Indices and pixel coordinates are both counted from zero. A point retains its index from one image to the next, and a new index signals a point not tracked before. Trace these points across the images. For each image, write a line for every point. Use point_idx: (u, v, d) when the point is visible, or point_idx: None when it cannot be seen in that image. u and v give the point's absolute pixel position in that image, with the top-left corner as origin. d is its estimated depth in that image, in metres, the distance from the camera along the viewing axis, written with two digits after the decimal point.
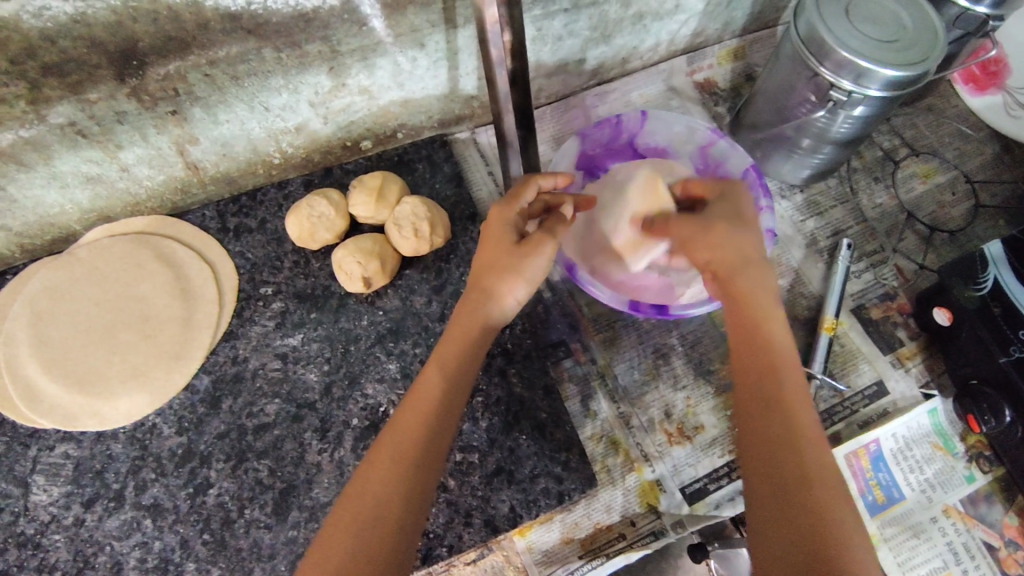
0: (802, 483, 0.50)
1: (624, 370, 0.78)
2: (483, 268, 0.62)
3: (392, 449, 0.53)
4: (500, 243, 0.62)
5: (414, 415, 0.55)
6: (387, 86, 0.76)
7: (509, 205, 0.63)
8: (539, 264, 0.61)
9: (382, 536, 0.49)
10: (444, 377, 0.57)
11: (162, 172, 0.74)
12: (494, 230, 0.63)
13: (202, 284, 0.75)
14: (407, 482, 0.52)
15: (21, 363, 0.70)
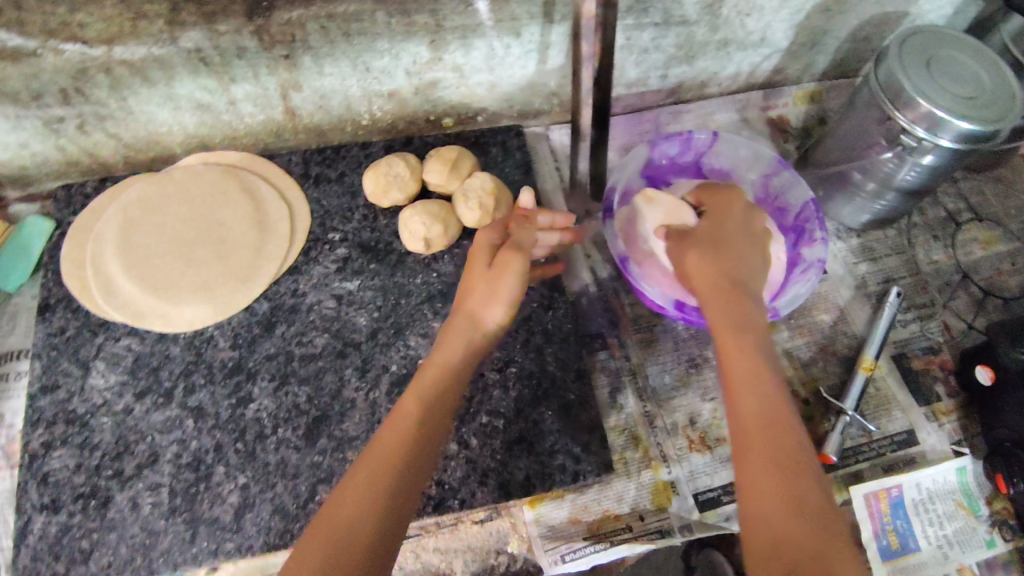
0: (791, 493, 0.51)
1: (657, 372, 0.80)
2: (465, 295, 0.67)
3: (380, 454, 0.56)
4: (477, 268, 0.67)
5: (395, 429, 0.58)
6: (479, 68, 0.81)
7: (489, 232, 0.69)
8: (509, 284, 0.65)
9: (367, 533, 0.52)
10: (422, 395, 0.60)
11: (263, 112, 0.80)
12: (475, 256, 0.68)
13: (278, 220, 0.81)
14: (391, 485, 0.54)
15: (106, 260, 0.77)
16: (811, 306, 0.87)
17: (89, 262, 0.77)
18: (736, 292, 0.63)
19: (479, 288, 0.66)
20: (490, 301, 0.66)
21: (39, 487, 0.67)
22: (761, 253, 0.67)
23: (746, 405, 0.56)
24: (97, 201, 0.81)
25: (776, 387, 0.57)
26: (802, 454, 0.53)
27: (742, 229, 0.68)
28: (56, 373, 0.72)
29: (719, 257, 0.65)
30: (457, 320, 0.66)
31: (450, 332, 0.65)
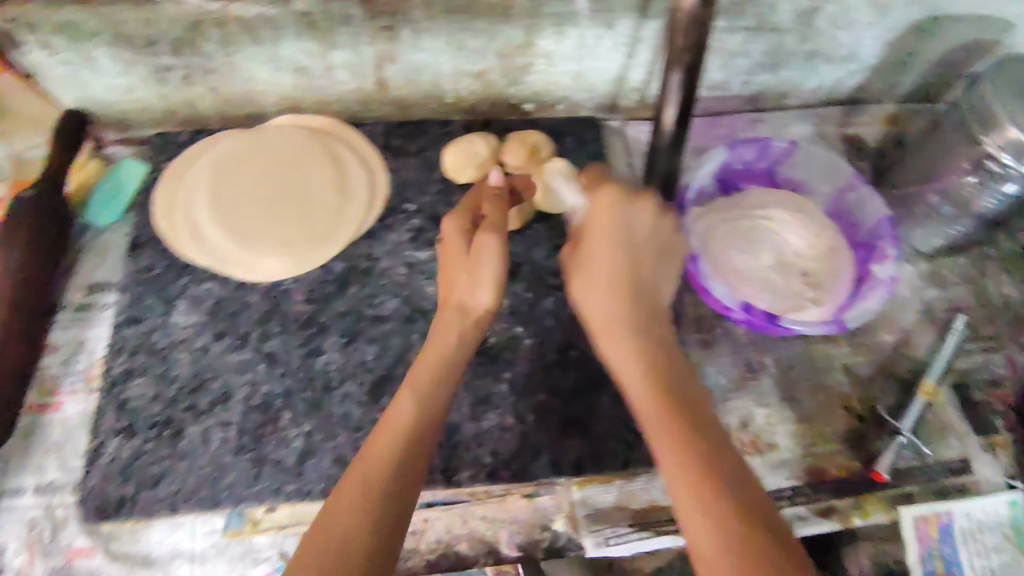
0: (727, 520, 0.48)
1: (713, 372, 0.81)
2: (452, 289, 0.70)
3: (372, 456, 0.55)
4: (457, 257, 0.71)
5: (388, 433, 0.57)
6: (569, 57, 0.82)
7: (455, 221, 0.73)
8: (485, 266, 0.68)
9: (356, 528, 0.50)
10: (416, 396, 0.60)
11: (355, 81, 0.82)
12: (449, 248, 0.72)
13: (358, 185, 0.83)
14: (386, 491, 0.53)
15: (195, 207, 0.80)
16: (874, 325, 0.86)
17: (179, 207, 0.80)
18: (618, 323, 0.62)
19: (460, 275, 0.70)
20: (473, 288, 0.68)
21: (117, 411, 0.70)
22: (655, 261, 0.66)
23: (668, 456, 0.52)
24: (190, 151, 0.84)
25: (693, 410, 0.55)
26: (728, 472, 0.51)
27: (632, 249, 0.64)
28: (141, 307, 0.75)
29: (618, 288, 0.63)
30: (444, 314, 0.69)
31: (442, 331, 0.67)
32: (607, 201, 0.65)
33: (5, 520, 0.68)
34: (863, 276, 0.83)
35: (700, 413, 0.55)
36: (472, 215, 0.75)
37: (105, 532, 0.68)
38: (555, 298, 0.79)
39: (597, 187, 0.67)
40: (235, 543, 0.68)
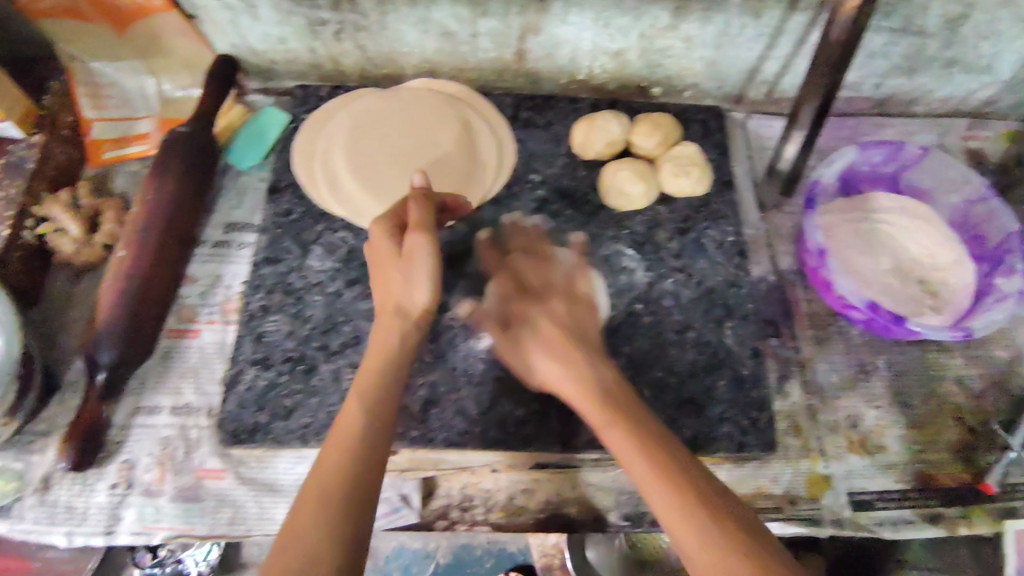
0: (691, 500, 0.51)
1: (825, 369, 0.81)
2: (387, 294, 0.66)
3: (324, 470, 0.54)
4: (388, 261, 0.66)
5: (342, 432, 0.56)
6: (709, 43, 0.82)
7: (380, 227, 0.67)
8: (418, 267, 0.63)
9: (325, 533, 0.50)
10: (364, 400, 0.59)
11: (496, 50, 0.84)
12: (379, 254, 0.67)
13: (488, 152, 0.84)
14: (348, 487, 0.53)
15: (333, 158, 0.82)
16: (990, 339, 0.85)
17: (316, 156, 0.83)
18: (580, 355, 0.62)
19: (393, 279, 0.65)
20: (409, 288, 0.64)
21: (254, 343, 0.73)
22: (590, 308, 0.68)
23: (624, 449, 0.56)
24: (327, 105, 0.86)
25: (639, 415, 0.58)
26: (683, 461, 0.55)
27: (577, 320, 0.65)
28: (278, 248, 0.78)
29: (548, 346, 0.63)
30: (384, 320, 0.64)
31: (381, 336, 0.64)
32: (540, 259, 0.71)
33: (143, 435, 0.72)
34: (987, 289, 0.81)
35: (640, 416, 0.58)
36: (393, 212, 0.69)
37: (234, 457, 0.71)
38: (675, 279, 0.80)
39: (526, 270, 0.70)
40: None
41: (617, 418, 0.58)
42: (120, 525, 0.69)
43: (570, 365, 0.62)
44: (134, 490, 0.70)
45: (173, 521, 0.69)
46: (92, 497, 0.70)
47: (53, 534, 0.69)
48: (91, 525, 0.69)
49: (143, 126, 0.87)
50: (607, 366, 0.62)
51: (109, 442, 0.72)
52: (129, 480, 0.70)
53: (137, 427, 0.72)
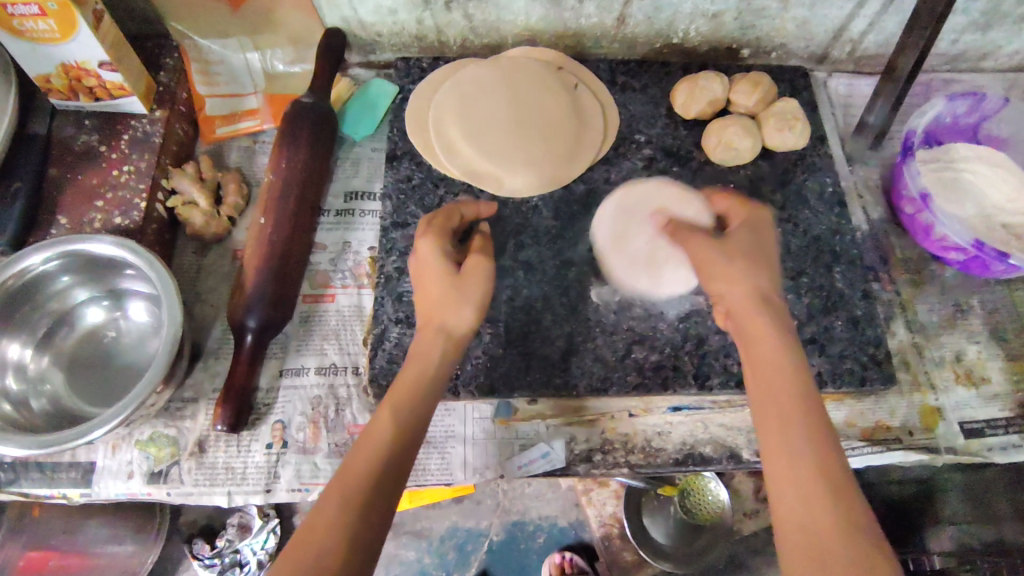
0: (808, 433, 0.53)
1: (926, 310, 0.85)
2: (430, 309, 0.66)
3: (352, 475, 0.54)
4: (435, 278, 0.67)
5: (371, 440, 0.56)
6: (804, 2, 0.86)
7: (432, 240, 0.69)
8: (474, 289, 0.66)
9: (339, 538, 0.50)
10: (397, 412, 0.58)
11: (599, 16, 0.87)
12: (428, 268, 0.68)
13: (593, 115, 0.88)
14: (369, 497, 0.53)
15: (448, 124, 0.85)
16: None
17: (430, 124, 0.86)
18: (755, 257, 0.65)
19: (436, 295, 0.66)
20: (451, 305, 0.65)
21: (395, 302, 0.76)
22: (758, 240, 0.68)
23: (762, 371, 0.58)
24: (434, 75, 0.89)
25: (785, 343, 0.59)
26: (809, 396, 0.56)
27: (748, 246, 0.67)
28: (405, 213, 0.81)
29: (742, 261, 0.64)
30: (425, 334, 0.64)
31: (420, 350, 0.63)
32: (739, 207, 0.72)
33: (293, 395, 0.74)
34: None
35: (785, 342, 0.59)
36: (437, 227, 0.70)
37: None
38: (784, 229, 0.84)
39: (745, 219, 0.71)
40: (503, 429, 0.76)
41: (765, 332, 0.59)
42: (278, 483, 0.71)
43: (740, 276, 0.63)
44: (289, 449, 0.72)
45: (331, 476, 0.72)
46: (248, 457, 0.72)
47: (214, 495, 0.71)
48: (251, 484, 0.71)
49: (251, 102, 0.88)
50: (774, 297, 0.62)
51: (260, 404, 0.74)
52: (284, 439, 0.73)
53: (284, 388, 0.75)
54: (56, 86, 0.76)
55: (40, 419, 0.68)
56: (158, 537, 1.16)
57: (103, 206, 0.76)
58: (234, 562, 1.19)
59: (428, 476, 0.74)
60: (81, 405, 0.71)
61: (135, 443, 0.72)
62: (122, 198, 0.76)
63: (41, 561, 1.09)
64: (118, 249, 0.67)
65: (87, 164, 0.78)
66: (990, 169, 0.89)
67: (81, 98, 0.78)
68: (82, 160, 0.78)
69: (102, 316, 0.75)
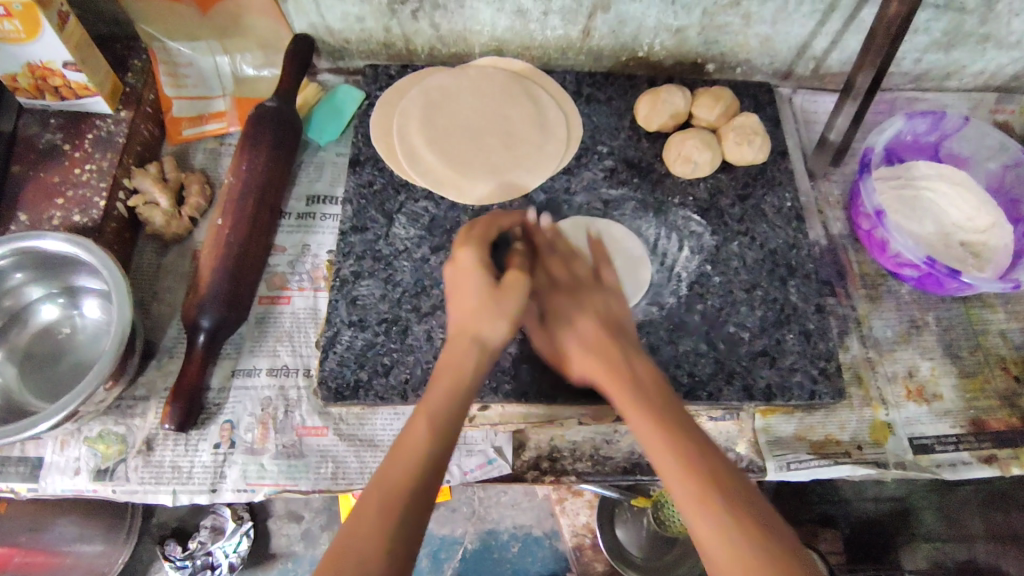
0: (689, 459, 0.57)
1: (881, 325, 0.86)
2: (463, 319, 0.66)
3: (389, 480, 0.54)
4: (469, 290, 0.67)
5: (407, 451, 0.56)
6: (766, 19, 0.87)
7: (473, 255, 0.69)
8: (513, 303, 0.66)
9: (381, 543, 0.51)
10: (431, 422, 0.58)
11: (564, 28, 0.89)
12: (463, 282, 0.68)
13: (556, 125, 0.89)
14: (405, 506, 0.53)
15: (412, 131, 0.86)
16: None
17: (394, 131, 0.87)
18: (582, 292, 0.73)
19: (471, 310, 0.66)
20: (489, 317, 0.65)
21: (349, 306, 0.76)
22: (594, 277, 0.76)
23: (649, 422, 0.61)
24: (401, 82, 0.90)
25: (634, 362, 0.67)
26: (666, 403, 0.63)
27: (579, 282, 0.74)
28: (364, 218, 0.82)
29: (590, 328, 0.69)
30: (458, 343, 0.65)
31: (452, 358, 0.63)
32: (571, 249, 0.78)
33: (243, 396, 0.75)
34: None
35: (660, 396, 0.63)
36: (479, 241, 0.71)
37: (334, 414, 0.75)
38: (740, 242, 0.84)
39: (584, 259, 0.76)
40: None
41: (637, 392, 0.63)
42: (224, 482, 0.72)
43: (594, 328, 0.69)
44: (237, 449, 0.73)
45: (276, 477, 0.72)
46: (195, 456, 0.72)
47: (159, 493, 0.71)
48: (197, 483, 0.71)
49: (218, 105, 0.89)
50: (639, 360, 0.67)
51: (209, 404, 0.74)
52: (232, 439, 0.73)
53: (236, 389, 0.75)
54: (22, 84, 0.77)
55: None
56: (128, 539, 1.16)
57: (62, 203, 0.76)
58: (205, 565, 1.18)
59: None
60: (31, 399, 0.72)
61: (84, 439, 0.72)
62: (81, 196, 0.77)
63: (6, 558, 1.08)
64: (71, 246, 0.68)
65: (49, 162, 0.78)
66: (947, 188, 0.90)
67: (47, 97, 0.79)
68: (45, 157, 0.79)
69: (58, 313, 0.76)
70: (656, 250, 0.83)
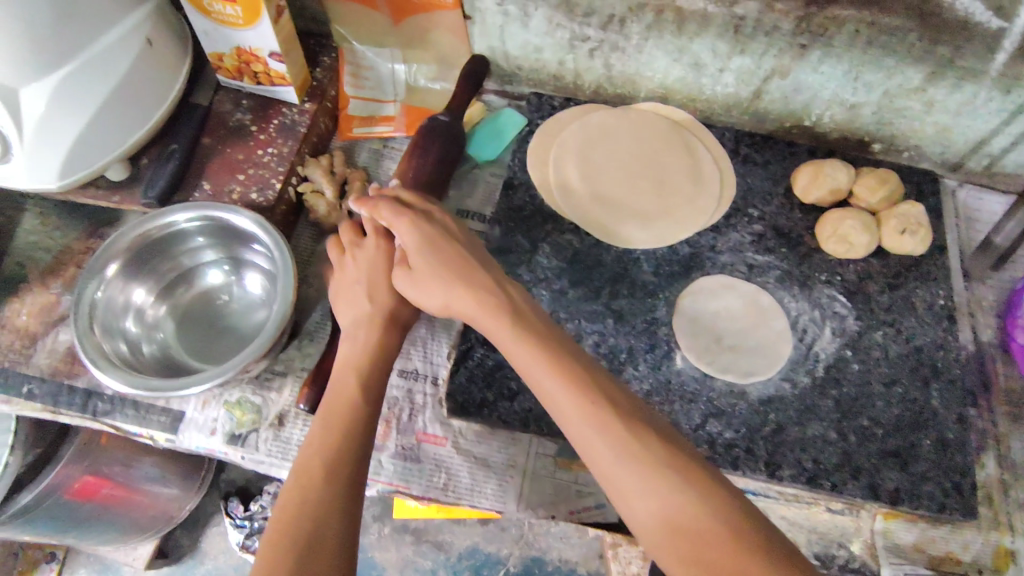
0: (656, 472, 0.48)
1: (1020, 447, 0.81)
2: (374, 297, 0.68)
3: (329, 443, 0.57)
4: (383, 261, 0.69)
5: (340, 417, 0.59)
6: (949, 109, 0.85)
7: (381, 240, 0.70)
8: None
9: (333, 499, 0.53)
10: (363, 386, 0.62)
11: (736, 87, 0.89)
12: (378, 266, 0.69)
13: (711, 180, 0.88)
14: (347, 465, 0.56)
15: (567, 164, 0.88)
16: None
17: (550, 161, 0.89)
18: (464, 271, 0.63)
19: (386, 289, 0.69)
20: (401, 300, 0.69)
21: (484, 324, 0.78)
22: (454, 254, 0.65)
23: (568, 406, 0.51)
24: (562, 115, 0.92)
25: (569, 348, 0.56)
26: (607, 392, 0.52)
27: (454, 267, 0.64)
28: (510, 241, 0.84)
29: (478, 305, 0.60)
30: (375, 325, 0.66)
31: (366, 336, 0.65)
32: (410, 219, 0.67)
33: None
34: None
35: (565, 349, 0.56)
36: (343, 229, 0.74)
37: (455, 427, 0.77)
38: (884, 332, 0.81)
39: (432, 229, 0.67)
40: (563, 471, 0.76)
41: (541, 355, 0.54)
42: None
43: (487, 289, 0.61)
44: None
45: (392, 476, 0.74)
46: None
47: (282, 468, 0.74)
48: None
49: (388, 109, 0.93)
50: (546, 323, 0.59)
51: None
52: None
53: None
54: (227, 65, 0.83)
55: (148, 362, 0.74)
56: (197, 489, 1.26)
57: (242, 180, 0.82)
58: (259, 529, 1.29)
59: (483, 499, 0.75)
60: (184, 357, 0.77)
61: (223, 403, 0.77)
62: (260, 176, 0.82)
63: (95, 489, 1.04)
64: (253, 225, 0.73)
65: (235, 140, 0.84)
66: None
67: (245, 79, 0.85)
68: (233, 135, 0.85)
69: (220, 279, 0.81)
70: (796, 326, 0.81)
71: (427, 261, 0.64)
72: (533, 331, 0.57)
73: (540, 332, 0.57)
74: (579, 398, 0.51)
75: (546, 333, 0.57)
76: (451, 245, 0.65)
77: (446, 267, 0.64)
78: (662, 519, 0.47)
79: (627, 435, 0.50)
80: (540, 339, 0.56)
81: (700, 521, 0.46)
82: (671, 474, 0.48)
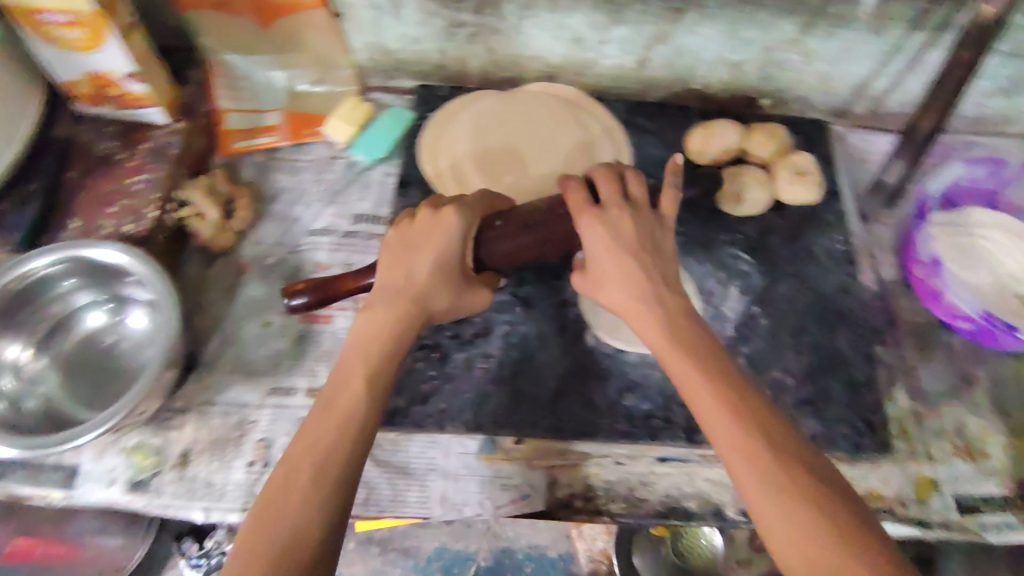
0: (815, 495, 0.46)
1: (929, 377, 0.83)
2: (420, 287, 0.61)
3: (320, 441, 0.51)
4: (440, 237, 0.62)
5: (338, 412, 0.53)
6: (828, 57, 0.86)
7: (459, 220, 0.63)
8: (471, 299, 0.66)
9: (314, 512, 0.48)
10: (369, 369, 0.56)
11: (621, 57, 0.88)
12: (435, 244, 0.62)
13: (606, 153, 0.86)
14: (333, 468, 0.50)
15: (459, 155, 0.85)
16: None
17: (442, 153, 0.85)
18: (649, 275, 0.58)
19: (431, 274, 0.61)
20: (441, 295, 0.62)
21: None
22: (654, 256, 0.60)
23: (730, 418, 0.50)
24: (451, 105, 0.89)
25: (724, 361, 0.54)
26: (763, 411, 0.50)
27: (644, 259, 0.59)
28: None
29: (640, 298, 0.58)
30: (399, 306, 0.59)
31: (377, 315, 0.58)
32: (605, 215, 0.61)
33: (280, 415, 0.75)
34: None
35: (719, 357, 0.54)
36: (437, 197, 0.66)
37: None
38: (789, 284, 0.82)
39: (635, 232, 0.61)
40: (486, 467, 0.74)
41: (700, 364, 0.53)
42: None
43: (660, 304, 0.58)
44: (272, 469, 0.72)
45: None
46: (229, 474, 0.72)
47: (191, 508, 0.70)
48: (229, 501, 0.71)
49: (270, 118, 0.90)
50: (707, 337, 0.56)
51: (247, 420, 0.74)
52: (267, 458, 0.72)
53: (273, 408, 0.75)
54: (82, 92, 0.78)
55: (29, 420, 0.69)
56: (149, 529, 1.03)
57: (114, 212, 0.77)
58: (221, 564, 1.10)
59: (406, 508, 0.72)
60: (72, 407, 0.72)
61: (122, 449, 0.72)
62: (132, 206, 0.77)
63: (28, 549, 0.96)
64: (124, 259, 0.69)
65: (102, 170, 0.79)
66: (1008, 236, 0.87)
67: (105, 105, 0.80)
68: (99, 165, 0.80)
69: (104, 321, 0.77)
70: (702, 290, 0.81)
71: (612, 255, 0.60)
72: (692, 343, 0.55)
73: (699, 345, 0.55)
74: (742, 414, 0.50)
75: (709, 345, 0.55)
76: (647, 252, 0.60)
77: (638, 267, 0.59)
78: (814, 540, 0.44)
79: (783, 453, 0.48)
80: (704, 347, 0.55)
81: (848, 558, 0.43)
82: (831, 509, 0.45)
